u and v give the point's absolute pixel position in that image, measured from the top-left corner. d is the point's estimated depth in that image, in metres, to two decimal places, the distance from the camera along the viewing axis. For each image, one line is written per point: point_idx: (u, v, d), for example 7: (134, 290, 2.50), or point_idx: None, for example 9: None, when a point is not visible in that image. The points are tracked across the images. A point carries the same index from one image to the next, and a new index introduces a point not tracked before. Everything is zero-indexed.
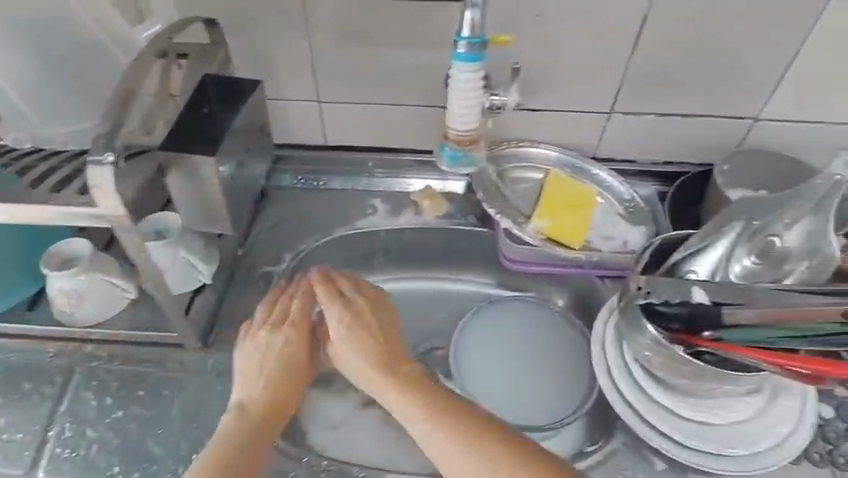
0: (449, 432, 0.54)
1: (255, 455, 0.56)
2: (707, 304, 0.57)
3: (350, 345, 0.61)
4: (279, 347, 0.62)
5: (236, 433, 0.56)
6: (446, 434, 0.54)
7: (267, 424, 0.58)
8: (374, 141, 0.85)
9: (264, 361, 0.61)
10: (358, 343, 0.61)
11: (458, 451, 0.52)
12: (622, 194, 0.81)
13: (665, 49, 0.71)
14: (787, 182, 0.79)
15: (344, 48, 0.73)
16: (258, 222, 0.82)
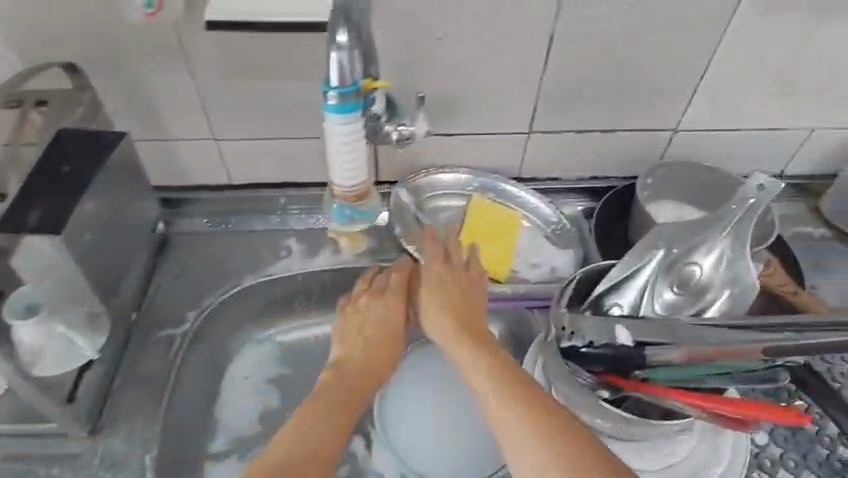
0: (501, 377, 0.52)
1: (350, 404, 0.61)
2: (630, 347, 0.53)
3: (428, 308, 0.63)
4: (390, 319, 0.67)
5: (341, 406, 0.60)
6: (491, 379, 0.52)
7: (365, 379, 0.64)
8: (283, 177, 0.78)
9: (368, 327, 0.66)
10: (431, 301, 0.63)
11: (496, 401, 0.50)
12: (548, 216, 0.77)
13: (575, 70, 0.68)
14: (709, 194, 0.78)
15: (231, 86, 0.66)
16: (158, 276, 0.74)
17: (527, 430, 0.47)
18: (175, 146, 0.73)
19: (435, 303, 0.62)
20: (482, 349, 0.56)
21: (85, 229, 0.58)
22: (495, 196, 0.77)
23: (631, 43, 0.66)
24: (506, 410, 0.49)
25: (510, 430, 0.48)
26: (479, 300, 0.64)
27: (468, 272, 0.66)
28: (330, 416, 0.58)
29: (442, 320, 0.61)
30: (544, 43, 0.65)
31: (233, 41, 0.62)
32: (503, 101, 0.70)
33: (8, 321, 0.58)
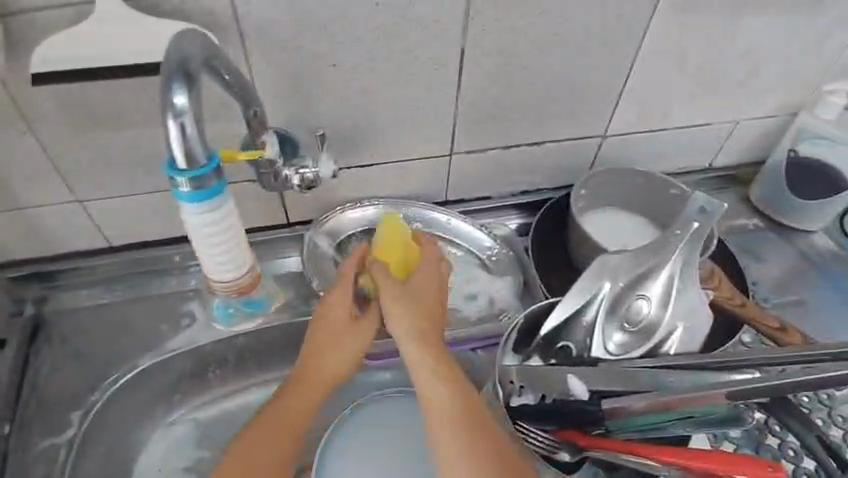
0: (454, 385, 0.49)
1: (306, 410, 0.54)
2: (584, 400, 0.49)
3: (391, 312, 0.54)
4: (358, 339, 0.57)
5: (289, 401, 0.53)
6: (441, 390, 0.48)
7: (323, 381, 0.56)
8: (175, 231, 0.66)
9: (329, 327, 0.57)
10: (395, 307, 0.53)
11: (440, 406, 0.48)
12: (483, 241, 0.70)
13: (492, 87, 0.62)
14: (645, 198, 0.74)
15: (87, 140, 0.55)
16: (33, 370, 0.62)
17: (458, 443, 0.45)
18: (32, 214, 0.60)
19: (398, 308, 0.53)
20: (443, 360, 0.50)
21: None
22: (421, 226, 0.70)
23: (549, 54, 0.60)
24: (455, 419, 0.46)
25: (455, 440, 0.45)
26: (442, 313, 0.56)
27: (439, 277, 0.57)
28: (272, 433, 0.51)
29: (405, 325, 0.53)
30: (454, 61, 0.58)
31: (78, 90, 0.50)
32: (417, 126, 0.63)
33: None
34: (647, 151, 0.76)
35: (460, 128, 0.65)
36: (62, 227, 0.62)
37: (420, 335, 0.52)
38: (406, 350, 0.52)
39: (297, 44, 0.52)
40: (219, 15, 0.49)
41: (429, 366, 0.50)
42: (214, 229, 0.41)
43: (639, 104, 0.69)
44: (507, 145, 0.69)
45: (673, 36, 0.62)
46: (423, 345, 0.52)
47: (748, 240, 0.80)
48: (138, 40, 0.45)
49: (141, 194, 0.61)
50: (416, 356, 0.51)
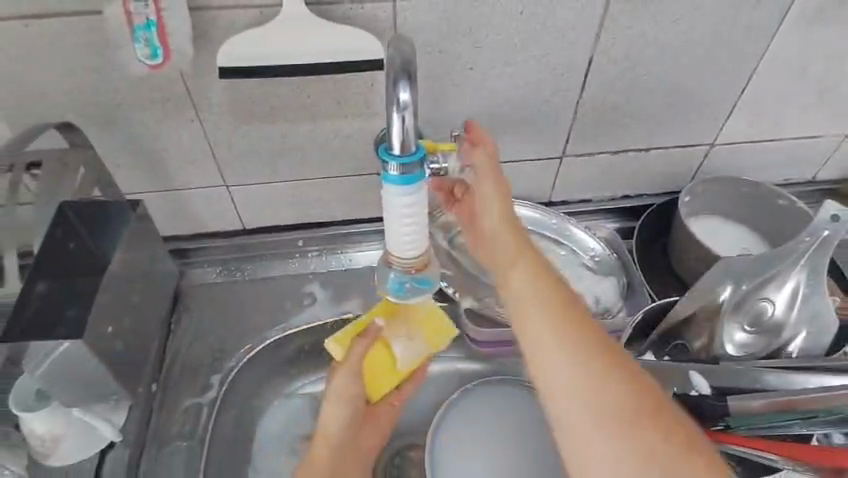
0: (636, 408, 0.38)
1: (362, 445, 0.62)
2: (709, 395, 0.51)
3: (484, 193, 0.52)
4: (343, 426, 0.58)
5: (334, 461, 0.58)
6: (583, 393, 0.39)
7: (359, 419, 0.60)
8: (300, 218, 0.72)
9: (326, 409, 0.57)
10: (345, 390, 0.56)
11: (574, 396, 0.39)
12: (588, 243, 0.73)
13: (613, 93, 0.64)
14: (748, 208, 0.75)
15: (245, 130, 0.60)
16: (174, 338, 0.68)
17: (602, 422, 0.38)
18: (182, 195, 0.66)
19: (351, 392, 0.57)
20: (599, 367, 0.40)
21: (107, 321, 0.51)
22: (528, 224, 0.72)
23: (671, 63, 0.62)
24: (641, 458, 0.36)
25: (583, 424, 0.38)
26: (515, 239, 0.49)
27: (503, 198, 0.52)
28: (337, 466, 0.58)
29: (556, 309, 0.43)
30: (583, 67, 0.61)
31: (248, 84, 0.56)
32: (536, 129, 0.66)
33: (18, 412, 0.52)
34: (753, 160, 0.76)
35: (576, 131, 0.67)
36: (210, 210, 0.68)
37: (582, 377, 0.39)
38: (544, 343, 0.42)
39: (441, 49, 0.57)
40: (381, 21, 0.54)
41: (557, 338, 0.41)
42: (414, 213, 0.38)
43: (751, 114, 0.70)
44: (617, 150, 0.71)
45: (795, 50, 0.64)
46: (582, 346, 0.41)
47: None
48: (318, 40, 0.50)
49: (280, 181, 0.66)
50: (552, 346, 0.41)
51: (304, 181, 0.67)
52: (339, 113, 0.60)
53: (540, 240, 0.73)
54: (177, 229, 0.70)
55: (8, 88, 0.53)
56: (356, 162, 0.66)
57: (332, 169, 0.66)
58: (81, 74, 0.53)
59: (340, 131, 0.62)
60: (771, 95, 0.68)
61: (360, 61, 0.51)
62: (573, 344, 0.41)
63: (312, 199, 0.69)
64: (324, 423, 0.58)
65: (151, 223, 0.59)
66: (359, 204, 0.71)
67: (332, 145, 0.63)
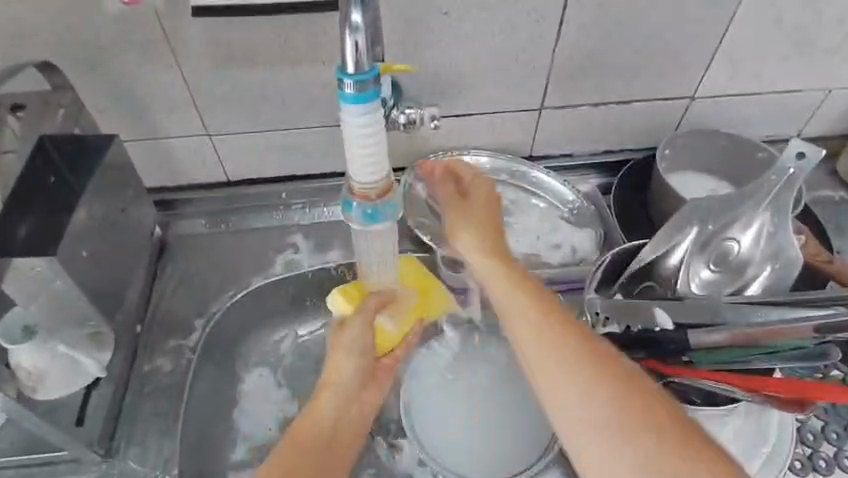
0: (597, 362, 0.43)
1: (357, 415, 0.57)
2: (672, 329, 0.52)
3: (471, 224, 0.55)
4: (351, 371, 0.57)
5: (335, 412, 0.55)
6: (537, 341, 0.45)
7: (365, 384, 0.59)
8: (282, 169, 0.73)
9: (333, 355, 0.57)
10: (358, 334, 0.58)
11: (535, 348, 0.45)
12: (566, 195, 0.73)
13: (589, 42, 0.64)
14: (730, 162, 0.75)
15: (222, 76, 0.61)
16: (159, 285, 0.69)
17: (578, 382, 0.42)
18: (165, 144, 0.67)
19: (362, 339, 0.58)
20: (559, 333, 0.45)
21: (82, 245, 0.52)
22: (507, 177, 0.73)
23: (647, 10, 0.63)
24: (607, 425, 0.40)
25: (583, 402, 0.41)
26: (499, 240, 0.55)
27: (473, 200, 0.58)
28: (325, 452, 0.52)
29: (494, 272, 0.51)
30: (557, 13, 0.61)
31: (222, 27, 0.57)
32: (513, 79, 0.66)
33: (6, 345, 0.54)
34: (734, 115, 0.76)
35: (553, 81, 0.68)
36: (192, 160, 0.70)
37: (540, 331, 0.45)
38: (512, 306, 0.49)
39: None
40: None
41: (564, 357, 0.43)
42: (370, 137, 0.40)
43: (731, 66, 0.70)
44: (597, 103, 0.71)
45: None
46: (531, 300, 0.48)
47: (838, 214, 0.78)
48: None
49: (260, 129, 0.67)
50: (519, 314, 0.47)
51: (284, 130, 0.68)
52: (315, 59, 0.61)
53: (517, 193, 0.74)
54: (164, 180, 0.72)
55: None
56: (334, 111, 0.67)
57: (310, 117, 0.67)
58: (60, 15, 0.54)
59: (317, 77, 0.63)
60: (751, 45, 0.68)
61: None
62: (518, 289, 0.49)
63: (294, 150, 0.70)
64: (333, 360, 0.57)
65: (130, 166, 0.60)
66: (340, 156, 0.72)
67: (309, 93, 0.64)
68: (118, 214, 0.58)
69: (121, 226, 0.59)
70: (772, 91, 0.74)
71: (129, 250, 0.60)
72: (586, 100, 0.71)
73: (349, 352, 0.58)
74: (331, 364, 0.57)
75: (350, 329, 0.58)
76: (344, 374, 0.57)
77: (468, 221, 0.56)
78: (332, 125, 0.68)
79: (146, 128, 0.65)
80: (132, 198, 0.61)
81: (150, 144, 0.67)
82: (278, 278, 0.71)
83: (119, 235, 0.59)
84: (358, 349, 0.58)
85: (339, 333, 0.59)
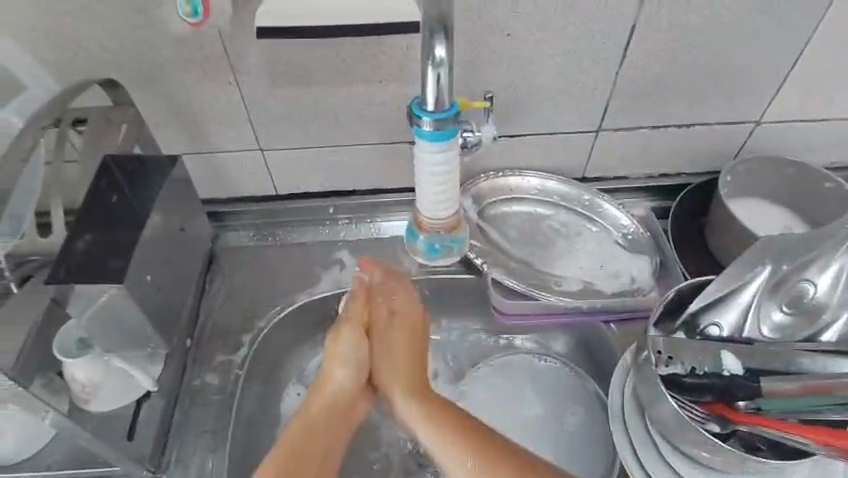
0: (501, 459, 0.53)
1: (349, 415, 0.60)
2: (741, 374, 0.52)
3: (391, 347, 0.60)
4: (346, 381, 0.59)
5: (325, 417, 0.58)
6: None
7: (364, 388, 0.61)
8: (330, 184, 0.72)
9: (330, 364, 0.60)
10: (358, 341, 0.60)
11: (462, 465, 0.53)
12: (620, 220, 0.71)
13: (653, 63, 0.62)
14: (794, 190, 0.72)
15: (279, 93, 0.61)
16: (208, 298, 0.70)
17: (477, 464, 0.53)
18: (218, 158, 0.67)
19: (358, 344, 0.60)
20: (459, 432, 0.55)
21: (145, 270, 0.52)
22: (560, 199, 0.71)
23: (720, 32, 0.60)
24: None
25: None
26: (400, 354, 0.60)
27: (388, 294, 0.61)
28: (311, 450, 0.55)
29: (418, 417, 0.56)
30: (624, 34, 0.59)
31: (282, 46, 0.56)
32: (573, 101, 0.64)
33: (61, 359, 0.53)
34: (799, 141, 0.73)
35: (613, 104, 0.66)
36: (243, 173, 0.69)
37: (436, 430, 0.55)
38: (424, 434, 0.56)
39: (478, 12, 0.56)
40: None
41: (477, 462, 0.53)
42: (443, 174, 0.43)
43: (802, 91, 0.67)
44: (656, 126, 0.69)
45: None
46: (441, 425, 0.55)
47: None
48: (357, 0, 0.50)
49: (313, 146, 0.67)
50: (442, 451, 0.55)
51: (336, 147, 0.67)
52: (371, 78, 0.60)
53: (571, 216, 0.72)
54: (216, 194, 0.72)
55: (55, 45, 0.55)
56: (386, 128, 0.65)
57: (362, 135, 0.66)
58: (124, 32, 0.54)
59: (371, 95, 0.62)
60: (823, 70, 0.65)
61: (395, 21, 0.51)
62: (432, 421, 0.56)
63: (344, 166, 0.70)
64: (328, 367, 0.60)
65: (186, 182, 0.60)
66: (389, 173, 0.71)
67: (363, 110, 0.63)
68: (174, 228, 0.58)
69: (175, 241, 0.58)
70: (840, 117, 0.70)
71: (184, 265, 0.60)
72: (645, 124, 0.68)
73: (342, 347, 0.60)
74: (326, 373, 0.60)
75: (348, 334, 0.60)
76: (338, 382, 0.59)
77: (402, 346, 0.60)
78: (384, 142, 0.67)
79: (202, 142, 0.65)
80: (187, 215, 0.61)
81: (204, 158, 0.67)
82: (328, 294, 0.70)
83: (175, 253, 0.58)
84: (351, 356, 0.60)
85: (336, 335, 0.60)
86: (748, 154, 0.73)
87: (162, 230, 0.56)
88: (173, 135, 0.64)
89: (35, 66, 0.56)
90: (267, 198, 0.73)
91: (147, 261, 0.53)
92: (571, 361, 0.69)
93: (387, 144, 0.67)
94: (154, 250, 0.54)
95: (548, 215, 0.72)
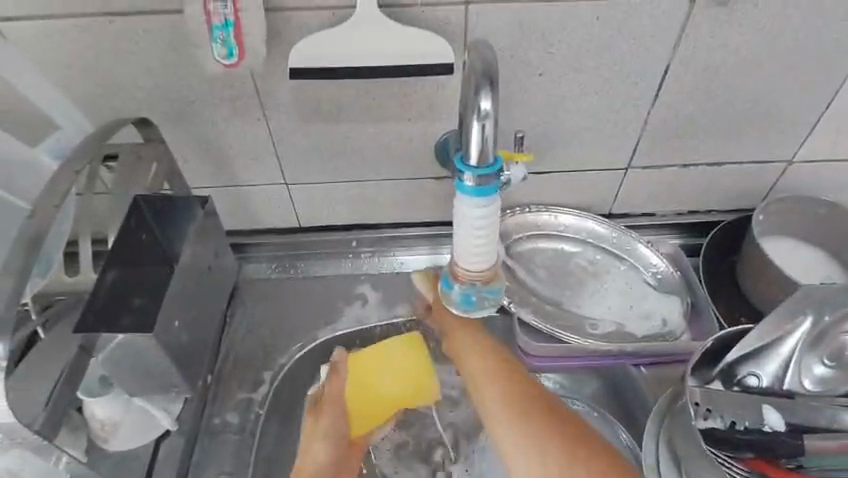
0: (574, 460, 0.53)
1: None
2: (784, 430, 0.49)
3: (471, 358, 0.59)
4: (327, 455, 0.60)
5: None
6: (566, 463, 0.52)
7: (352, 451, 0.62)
8: (354, 218, 0.71)
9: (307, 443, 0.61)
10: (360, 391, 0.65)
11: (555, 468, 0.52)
12: (650, 259, 0.69)
13: (686, 102, 0.61)
14: (829, 231, 0.70)
15: (308, 130, 0.60)
16: (229, 331, 0.69)
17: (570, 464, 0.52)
18: (243, 192, 0.67)
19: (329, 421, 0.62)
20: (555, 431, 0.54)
21: (174, 316, 0.51)
22: (588, 236, 0.70)
23: (754, 74, 0.59)
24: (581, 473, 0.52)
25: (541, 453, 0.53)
26: (475, 363, 0.59)
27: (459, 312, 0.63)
28: None
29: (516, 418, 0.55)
30: (658, 75, 0.58)
31: (313, 85, 0.56)
32: (604, 140, 0.64)
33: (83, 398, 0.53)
34: (833, 181, 0.71)
35: (644, 144, 0.65)
36: (268, 206, 0.69)
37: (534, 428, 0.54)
38: (518, 440, 0.54)
39: (511, 53, 0.55)
40: (452, 26, 0.53)
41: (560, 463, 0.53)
42: (485, 230, 0.41)
43: (839, 132, 0.65)
44: (687, 165, 0.68)
45: None
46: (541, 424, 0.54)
47: None
48: (392, 44, 0.50)
49: (339, 181, 0.66)
50: (536, 454, 0.53)
51: (362, 182, 0.67)
52: (401, 116, 0.60)
53: (598, 254, 0.70)
54: (240, 226, 0.71)
55: (89, 82, 0.55)
56: (413, 164, 0.65)
57: (389, 171, 0.65)
58: (158, 70, 0.54)
59: (399, 132, 0.61)
60: None
61: (429, 62, 0.51)
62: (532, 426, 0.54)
63: (369, 200, 0.69)
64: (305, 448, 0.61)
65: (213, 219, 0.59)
66: (414, 208, 0.70)
67: (391, 146, 0.63)
68: (200, 266, 0.57)
69: (200, 278, 0.56)
70: None
71: (211, 304, 0.59)
72: (675, 162, 0.67)
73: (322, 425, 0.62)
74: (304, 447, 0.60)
75: (328, 411, 0.63)
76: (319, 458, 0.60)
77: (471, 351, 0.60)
78: (410, 177, 0.66)
79: (228, 176, 0.65)
80: (213, 252, 0.59)
81: (229, 191, 0.67)
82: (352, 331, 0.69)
83: (202, 292, 0.57)
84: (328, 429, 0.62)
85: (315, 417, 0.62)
86: (780, 193, 0.72)
87: (190, 268, 0.55)
88: (200, 169, 0.64)
89: (69, 103, 0.56)
90: (290, 230, 0.73)
91: (176, 304, 0.52)
92: (600, 405, 0.67)
93: (413, 179, 0.67)
94: (183, 291, 0.53)
95: (575, 252, 0.70)
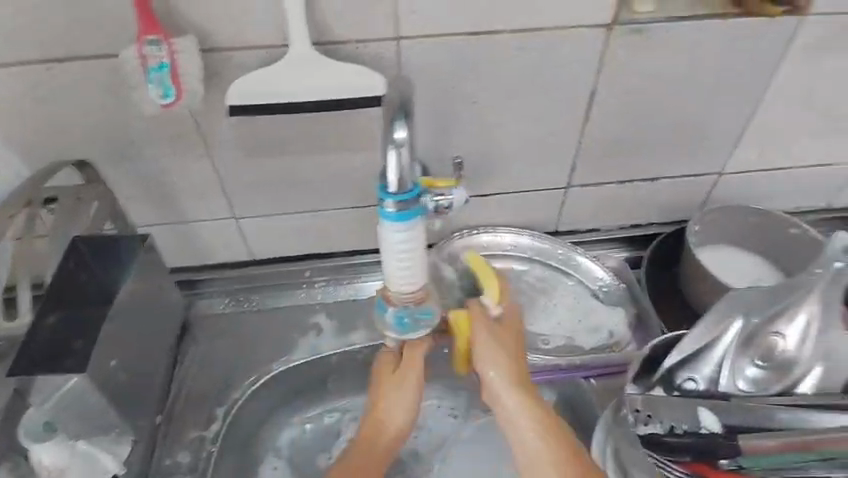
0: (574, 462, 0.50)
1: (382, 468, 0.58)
2: (721, 433, 0.51)
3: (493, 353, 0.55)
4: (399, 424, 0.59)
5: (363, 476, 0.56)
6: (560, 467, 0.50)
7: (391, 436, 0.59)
8: (306, 247, 0.72)
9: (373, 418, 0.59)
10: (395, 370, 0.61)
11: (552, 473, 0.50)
12: (594, 273, 0.72)
13: (615, 122, 0.64)
14: (761, 236, 0.73)
15: (252, 164, 0.62)
16: (181, 369, 0.68)
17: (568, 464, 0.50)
18: (191, 227, 0.67)
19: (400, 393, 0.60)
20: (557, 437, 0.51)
21: (113, 355, 0.51)
22: (534, 254, 0.72)
23: (675, 93, 0.63)
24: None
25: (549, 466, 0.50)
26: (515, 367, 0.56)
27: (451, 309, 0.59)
28: None
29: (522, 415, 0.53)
30: (585, 99, 0.61)
31: (253, 120, 0.58)
32: (541, 161, 0.66)
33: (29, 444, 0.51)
34: (762, 188, 0.75)
35: (580, 163, 0.68)
36: (218, 241, 0.69)
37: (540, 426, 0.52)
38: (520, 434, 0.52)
39: (444, 83, 0.58)
40: (384, 60, 0.55)
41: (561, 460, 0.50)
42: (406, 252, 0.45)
43: (760, 144, 0.70)
44: (623, 182, 0.71)
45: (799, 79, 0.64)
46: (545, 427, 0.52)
47: None
48: (324, 78, 0.52)
49: (288, 212, 0.67)
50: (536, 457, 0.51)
51: (311, 212, 0.68)
52: (343, 145, 0.62)
53: (545, 270, 0.72)
54: (190, 262, 0.71)
55: (27, 128, 0.55)
56: (360, 192, 0.66)
57: (336, 199, 0.67)
58: (97, 114, 0.55)
59: (343, 161, 0.63)
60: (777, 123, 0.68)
61: (362, 95, 0.53)
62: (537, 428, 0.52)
63: (320, 229, 0.70)
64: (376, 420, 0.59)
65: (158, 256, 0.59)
66: (365, 235, 0.72)
67: (336, 175, 0.64)
68: (144, 303, 0.57)
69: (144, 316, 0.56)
70: (798, 165, 0.73)
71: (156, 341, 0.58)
72: (613, 179, 0.70)
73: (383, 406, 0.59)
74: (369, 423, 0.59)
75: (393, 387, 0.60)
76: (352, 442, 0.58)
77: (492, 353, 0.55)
78: (358, 205, 0.68)
79: (175, 212, 0.65)
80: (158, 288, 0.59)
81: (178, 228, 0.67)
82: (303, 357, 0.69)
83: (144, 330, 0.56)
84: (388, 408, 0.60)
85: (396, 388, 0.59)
86: (714, 203, 0.76)
87: (133, 306, 0.55)
88: (146, 208, 0.64)
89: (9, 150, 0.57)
90: (242, 263, 0.73)
91: (115, 343, 0.51)
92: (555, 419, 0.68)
93: (361, 206, 0.68)
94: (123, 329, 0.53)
95: (523, 271, 0.72)
